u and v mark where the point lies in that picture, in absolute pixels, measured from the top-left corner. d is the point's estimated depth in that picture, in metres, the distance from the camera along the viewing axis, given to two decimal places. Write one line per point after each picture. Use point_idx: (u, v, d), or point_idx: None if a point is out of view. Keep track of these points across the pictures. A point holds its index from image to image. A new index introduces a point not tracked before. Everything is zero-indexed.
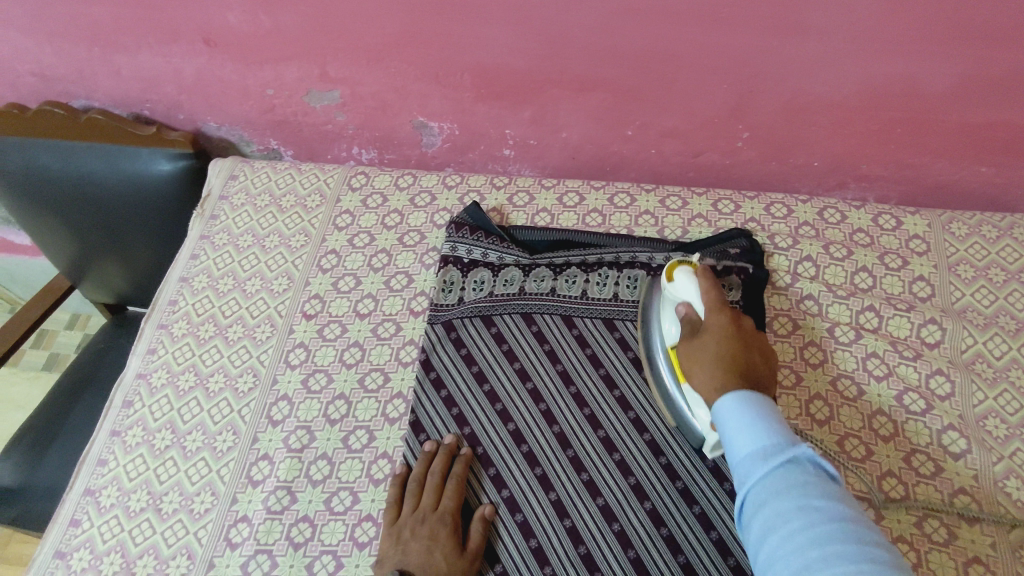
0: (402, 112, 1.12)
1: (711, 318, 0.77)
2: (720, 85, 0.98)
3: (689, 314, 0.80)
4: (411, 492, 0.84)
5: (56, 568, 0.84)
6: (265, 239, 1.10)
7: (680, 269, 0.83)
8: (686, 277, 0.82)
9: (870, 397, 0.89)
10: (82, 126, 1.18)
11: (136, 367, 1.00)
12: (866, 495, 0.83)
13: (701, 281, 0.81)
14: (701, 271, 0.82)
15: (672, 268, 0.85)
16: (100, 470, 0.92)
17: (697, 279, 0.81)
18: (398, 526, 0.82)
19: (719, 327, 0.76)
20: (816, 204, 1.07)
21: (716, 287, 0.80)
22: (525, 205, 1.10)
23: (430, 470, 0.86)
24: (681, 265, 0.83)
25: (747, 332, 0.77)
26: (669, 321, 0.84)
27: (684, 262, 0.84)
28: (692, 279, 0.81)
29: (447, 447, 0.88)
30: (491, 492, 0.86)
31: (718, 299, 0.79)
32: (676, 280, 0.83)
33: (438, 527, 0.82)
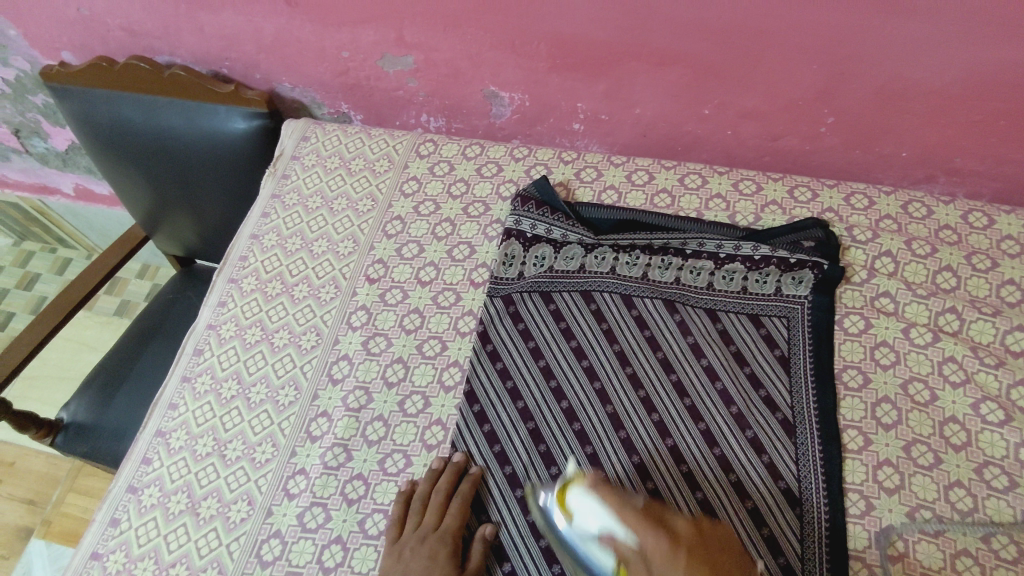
0: (474, 80, 1.11)
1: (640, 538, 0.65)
2: (810, 65, 0.93)
3: (617, 543, 0.66)
4: (414, 510, 0.82)
5: (129, 501, 0.90)
6: (334, 201, 1.12)
7: (574, 492, 0.73)
8: (582, 497, 0.71)
9: (943, 403, 0.85)
10: (164, 82, 1.22)
11: (207, 318, 1.04)
12: (930, 504, 0.79)
13: (597, 489, 0.70)
14: (597, 483, 0.71)
15: (564, 494, 0.74)
16: (170, 413, 0.96)
17: (593, 502, 0.70)
18: (400, 544, 0.80)
19: (655, 545, 0.63)
20: (900, 197, 1.02)
21: (620, 496, 0.69)
22: (593, 181, 1.08)
23: (435, 488, 0.84)
24: (573, 487, 0.73)
25: (687, 531, 0.65)
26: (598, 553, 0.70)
27: (573, 481, 0.74)
28: (586, 497, 0.71)
29: (455, 466, 0.85)
30: (496, 510, 0.84)
31: (626, 504, 0.68)
32: (575, 510, 0.71)
33: (438, 548, 0.80)
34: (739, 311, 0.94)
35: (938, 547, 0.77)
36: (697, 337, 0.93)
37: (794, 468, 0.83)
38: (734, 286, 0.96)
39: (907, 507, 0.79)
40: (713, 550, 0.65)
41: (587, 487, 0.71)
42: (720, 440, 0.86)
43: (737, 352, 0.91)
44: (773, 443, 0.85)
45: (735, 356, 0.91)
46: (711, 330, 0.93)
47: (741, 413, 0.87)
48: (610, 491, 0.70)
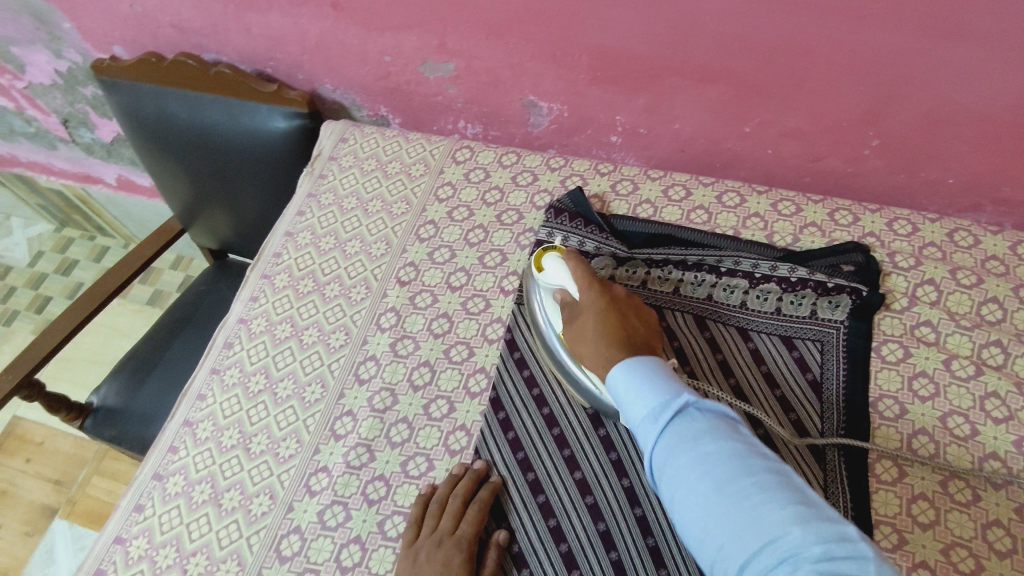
0: (513, 89, 1.11)
1: (582, 292, 0.82)
2: (857, 86, 0.91)
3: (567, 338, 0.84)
4: (431, 513, 0.81)
5: (154, 489, 0.91)
6: (369, 203, 1.13)
7: (549, 257, 0.88)
8: (557, 263, 0.86)
9: (984, 439, 0.82)
10: (211, 78, 1.24)
11: (239, 311, 1.06)
12: (967, 542, 0.76)
13: (569, 259, 0.86)
14: (574, 255, 0.86)
15: (541, 257, 0.90)
16: (198, 403, 0.98)
17: (564, 262, 0.86)
18: (415, 548, 0.79)
19: (590, 300, 0.80)
20: (946, 224, 0.99)
21: (586, 270, 0.83)
22: (628, 195, 1.07)
23: (453, 492, 0.82)
24: (549, 253, 0.89)
25: (621, 297, 0.81)
26: (554, 312, 0.89)
27: (550, 249, 0.90)
28: (562, 264, 0.86)
29: (474, 472, 0.84)
30: (513, 518, 0.83)
31: (587, 279, 0.82)
32: (547, 268, 0.88)
33: (453, 555, 0.78)
34: (772, 331, 0.92)
35: None
36: (727, 355, 0.91)
37: (822, 494, 0.80)
38: (768, 306, 0.94)
39: (942, 544, 0.77)
40: (630, 316, 0.79)
41: (562, 257, 0.86)
42: None
43: (769, 373, 0.89)
44: (802, 466, 0.82)
45: (766, 377, 0.89)
46: (743, 349, 0.91)
47: (770, 435, 0.85)
48: (584, 265, 0.84)
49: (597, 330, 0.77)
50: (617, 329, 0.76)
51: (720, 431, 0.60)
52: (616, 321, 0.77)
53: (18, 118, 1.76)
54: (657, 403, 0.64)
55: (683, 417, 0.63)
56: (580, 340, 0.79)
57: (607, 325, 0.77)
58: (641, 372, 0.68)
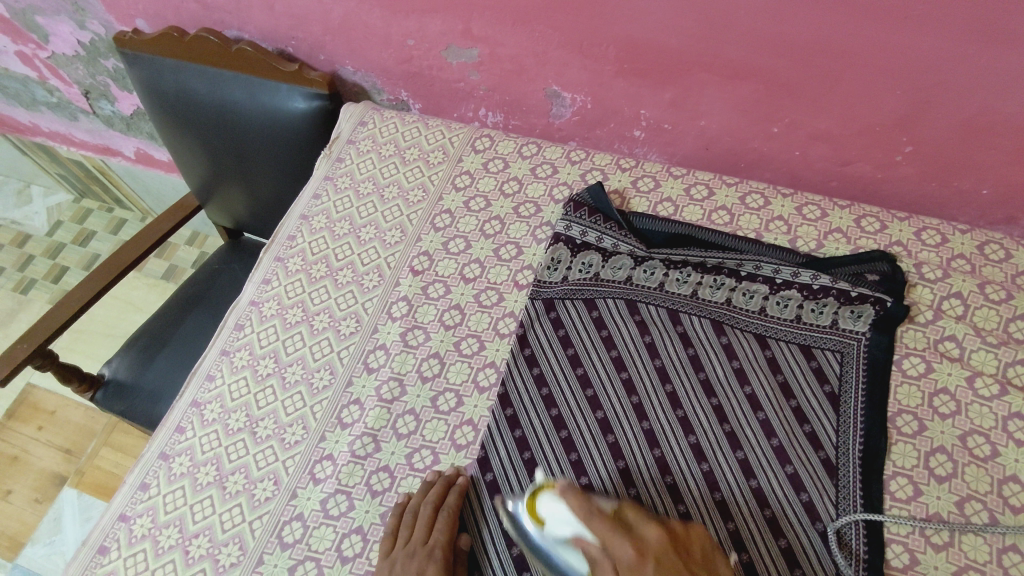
0: (537, 78, 1.09)
1: (615, 544, 0.65)
2: (892, 91, 0.88)
3: (590, 547, 0.67)
4: (405, 523, 0.80)
5: (159, 468, 0.91)
6: (385, 189, 1.11)
7: (546, 500, 0.72)
8: (554, 508, 0.71)
9: (1004, 460, 0.80)
10: (233, 56, 1.24)
11: (250, 294, 1.05)
12: (981, 566, 0.75)
13: (564, 496, 0.69)
14: (569, 486, 0.70)
15: (535, 501, 0.74)
16: (207, 384, 0.97)
17: (562, 508, 0.70)
18: (391, 557, 0.77)
19: (648, 540, 0.66)
20: (976, 236, 0.96)
21: (585, 500, 0.68)
22: (649, 192, 1.05)
23: (424, 501, 0.81)
24: (545, 494, 0.73)
25: (658, 538, 0.66)
26: (569, 552, 0.71)
27: (542, 490, 0.74)
28: (558, 504, 0.71)
29: (445, 479, 0.83)
30: (493, 523, 0.82)
31: (591, 509, 0.68)
32: (546, 521, 0.72)
33: (426, 564, 0.76)
34: (790, 340, 0.90)
35: None
36: (743, 363, 0.89)
37: (833, 510, 0.79)
38: (788, 313, 0.91)
39: (955, 566, 0.75)
40: (684, 558, 0.66)
41: (560, 492, 0.70)
42: (758, 472, 0.82)
43: (784, 383, 0.87)
44: (814, 481, 0.80)
45: (782, 387, 0.87)
46: (759, 356, 0.89)
47: (783, 447, 0.83)
48: (579, 494, 0.69)
49: None
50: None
51: None
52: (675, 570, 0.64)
53: (40, 87, 1.76)
54: None
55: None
56: None
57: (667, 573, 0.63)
58: None
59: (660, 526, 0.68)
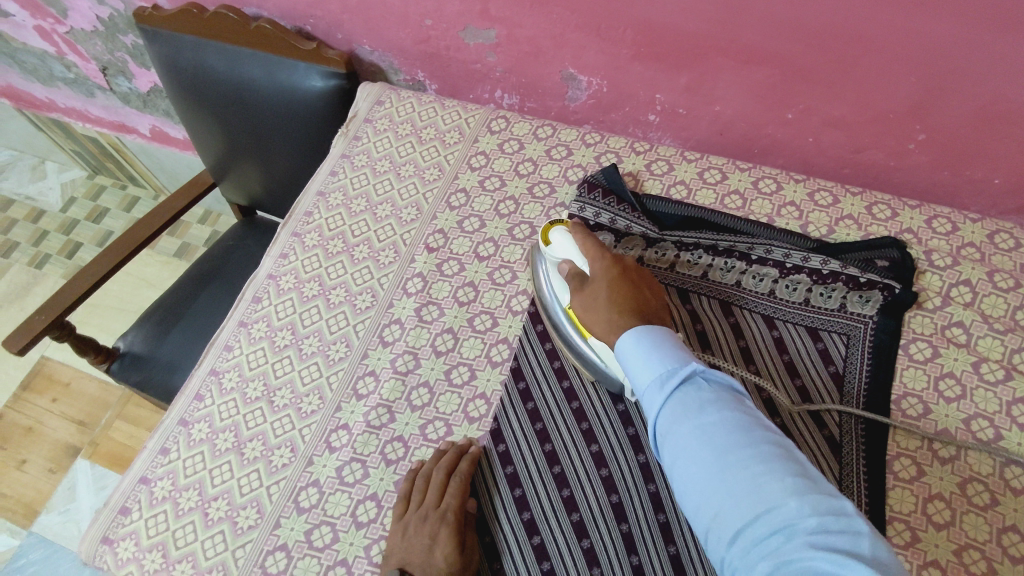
0: (554, 60, 1.10)
1: (592, 262, 0.82)
2: (907, 78, 0.89)
3: (575, 268, 0.83)
4: (418, 487, 0.82)
5: (179, 434, 0.94)
6: (401, 167, 1.13)
7: (556, 232, 0.87)
8: (563, 236, 0.86)
9: (1008, 444, 0.81)
10: (252, 33, 1.24)
11: (268, 267, 1.07)
12: (980, 545, 0.76)
13: (575, 232, 0.85)
14: (579, 226, 0.86)
15: (548, 230, 0.89)
16: (226, 354, 1.00)
17: (571, 236, 0.85)
18: (404, 521, 0.80)
19: (602, 274, 0.80)
20: (987, 225, 0.97)
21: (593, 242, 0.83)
22: (663, 175, 1.06)
23: (436, 466, 0.83)
24: (556, 228, 0.87)
25: (632, 269, 0.82)
26: (559, 286, 0.87)
27: (557, 223, 0.88)
28: (568, 237, 0.85)
29: (457, 446, 0.86)
30: (504, 492, 0.83)
31: (597, 249, 0.83)
32: (555, 241, 0.87)
33: (438, 527, 0.78)
34: (798, 322, 0.91)
35: None
36: (750, 342, 0.91)
37: (836, 487, 0.80)
38: (796, 296, 0.93)
39: (955, 544, 0.76)
40: (641, 288, 0.80)
41: (569, 229, 0.86)
42: None
43: (791, 363, 0.89)
44: (816, 458, 0.82)
45: (788, 366, 0.88)
46: (767, 337, 0.91)
47: (787, 424, 0.85)
48: (585, 232, 0.85)
49: (607, 301, 0.78)
50: (626, 302, 0.77)
51: (716, 400, 0.63)
52: (631, 298, 0.77)
53: (58, 63, 1.77)
54: (658, 371, 0.66)
55: (689, 384, 0.65)
56: (590, 325, 0.79)
57: (616, 298, 0.78)
58: (647, 337, 0.70)
59: (630, 271, 0.81)
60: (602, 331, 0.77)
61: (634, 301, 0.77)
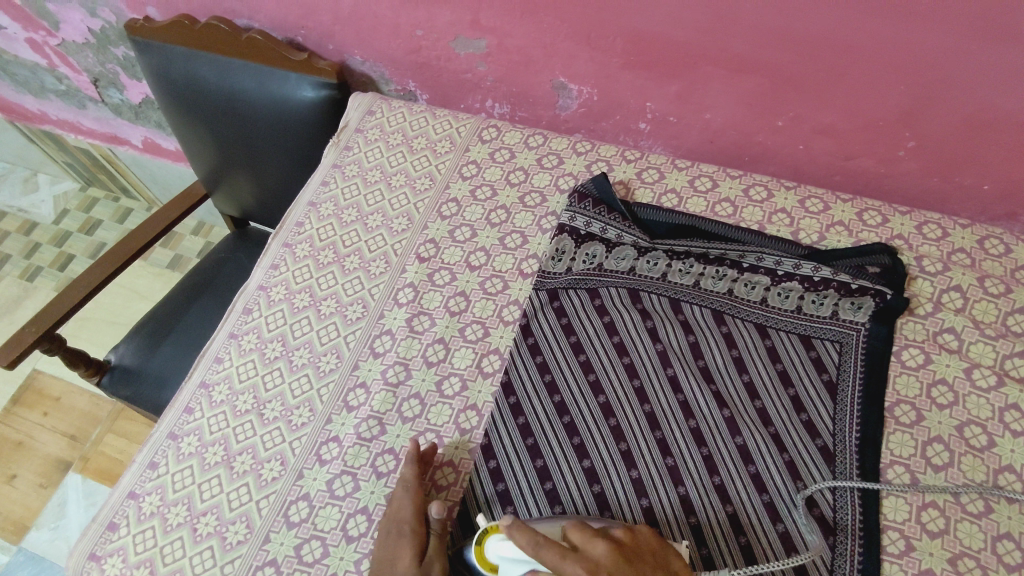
0: (544, 70, 1.10)
1: (588, 551, 0.64)
2: (895, 86, 0.89)
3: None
4: (394, 498, 0.81)
5: (168, 447, 0.93)
6: (392, 177, 1.13)
7: (493, 547, 0.71)
8: (501, 547, 0.70)
9: (1001, 451, 0.81)
10: (243, 45, 1.25)
11: (258, 279, 1.06)
12: (975, 553, 0.76)
13: (513, 535, 0.70)
14: (509, 531, 0.71)
15: (482, 548, 0.72)
16: (215, 366, 0.99)
17: (512, 542, 0.70)
18: (383, 532, 0.79)
19: (604, 555, 0.64)
20: (977, 230, 0.97)
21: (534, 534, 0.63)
22: (654, 183, 1.06)
23: (410, 476, 0.82)
24: (489, 542, 0.71)
25: (615, 554, 0.65)
26: None
27: (489, 536, 0.72)
28: (508, 543, 0.70)
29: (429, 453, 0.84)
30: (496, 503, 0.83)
31: (550, 550, 0.63)
32: (496, 557, 0.70)
33: (415, 541, 0.77)
34: (790, 330, 0.91)
35: None
36: (742, 351, 0.90)
37: (830, 497, 0.80)
38: (789, 304, 0.92)
39: (949, 553, 0.76)
40: (646, 569, 0.65)
41: (505, 534, 0.70)
42: (756, 457, 0.83)
43: (783, 372, 0.88)
44: (809, 467, 0.82)
45: (780, 375, 0.88)
46: (759, 345, 0.90)
47: (780, 434, 0.84)
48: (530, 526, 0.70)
49: None
50: None
51: None
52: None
53: (50, 75, 1.77)
54: None
55: None
56: None
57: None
58: None
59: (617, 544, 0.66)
60: None
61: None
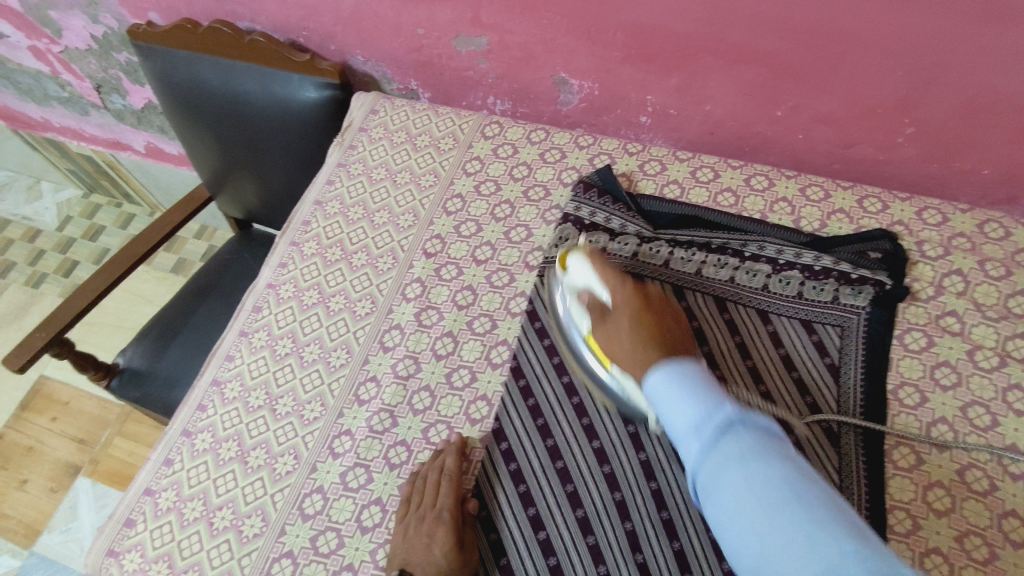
0: (545, 65, 1.12)
1: (615, 292, 0.83)
2: (894, 72, 0.91)
3: (597, 298, 0.84)
4: (414, 491, 0.83)
5: (182, 444, 0.94)
6: (397, 174, 1.14)
7: (573, 256, 0.88)
8: (581, 262, 0.86)
9: (1005, 430, 0.82)
10: (246, 47, 1.25)
11: (267, 277, 1.07)
12: (981, 531, 0.77)
13: (592, 257, 0.86)
14: (592, 251, 0.88)
15: (565, 257, 0.90)
16: (227, 363, 1.00)
17: (588, 259, 0.86)
18: (405, 520, 0.81)
19: (626, 301, 0.81)
20: (976, 215, 0.98)
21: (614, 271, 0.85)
22: (656, 175, 1.07)
23: (430, 467, 0.84)
24: (573, 254, 0.89)
25: (654, 297, 0.83)
26: (579, 313, 0.87)
27: (574, 249, 0.89)
28: (585, 262, 0.86)
29: (450, 445, 0.86)
30: (508, 489, 0.84)
31: (619, 279, 0.83)
32: (571, 266, 0.88)
33: (435, 527, 0.79)
34: (792, 315, 0.92)
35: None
36: (745, 337, 0.92)
37: (837, 477, 0.81)
38: (790, 290, 0.93)
39: (956, 531, 0.77)
40: (662, 321, 0.80)
41: (585, 254, 0.87)
42: None
43: (786, 356, 0.90)
44: (815, 448, 0.83)
45: (784, 359, 0.90)
46: (762, 331, 0.92)
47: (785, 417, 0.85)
48: (602, 259, 0.87)
49: (633, 332, 0.78)
50: (651, 333, 0.77)
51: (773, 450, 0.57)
52: (646, 327, 0.78)
53: (52, 82, 1.78)
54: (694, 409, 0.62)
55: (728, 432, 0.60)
56: (614, 352, 0.79)
57: (642, 328, 0.78)
58: (679, 376, 0.66)
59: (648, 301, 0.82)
60: (627, 365, 0.77)
61: (652, 328, 0.78)
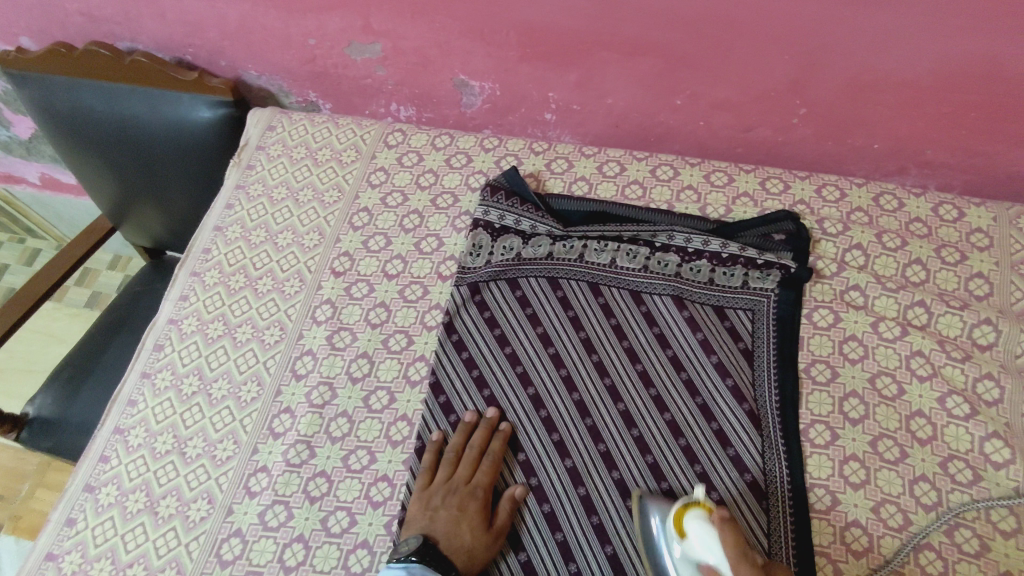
0: (443, 69, 1.09)
1: None
2: (780, 56, 0.92)
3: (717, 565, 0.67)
4: (446, 460, 0.85)
5: (85, 501, 0.88)
6: (299, 192, 1.09)
7: (692, 521, 0.71)
8: (704, 527, 0.69)
9: (910, 397, 0.85)
10: (126, 68, 1.19)
11: (168, 312, 1.02)
12: (895, 498, 0.79)
13: (721, 529, 0.68)
14: (724, 520, 0.69)
15: (682, 514, 0.73)
16: (130, 409, 0.94)
17: (712, 531, 0.69)
18: (428, 492, 0.82)
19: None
20: (872, 189, 1.01)
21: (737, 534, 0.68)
22: (563, 173, 1.06)
23: (468, 443, 0.86)
24: (691, 513, 0.71)
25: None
26: (698, 550, 0.69)
27: (693, 509, 0.72)
28: (710, 531, 0.69)
29: (487, 421, 0.87)
30: None
31: (741, 549, 0.67)
32: (690, 536, 0.70)
33: (468, 501, 0.82)
34: (704, 301, 0.93)
35: (902, 542, 0.77)
36: (663, 328, 0.92)
37: (759, 461, 0.82)
38: (701, 277, 0.94)
39: (872, 502, 0.79)
40: None
41: (708, 523, 0.69)
42: (686, 431, 0.85)
43: (704, 341, 0.90)
44: (737, 433, 0.84)
45: (702, 344, 0.90)
46: (678, 319, 0.92)
47: (707, 403, 0.87)
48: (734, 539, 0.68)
49: None
50: None
51: None
52: None
53: None
54: None
55: None
56: None
57: None
58: None
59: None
60: None
61: None
